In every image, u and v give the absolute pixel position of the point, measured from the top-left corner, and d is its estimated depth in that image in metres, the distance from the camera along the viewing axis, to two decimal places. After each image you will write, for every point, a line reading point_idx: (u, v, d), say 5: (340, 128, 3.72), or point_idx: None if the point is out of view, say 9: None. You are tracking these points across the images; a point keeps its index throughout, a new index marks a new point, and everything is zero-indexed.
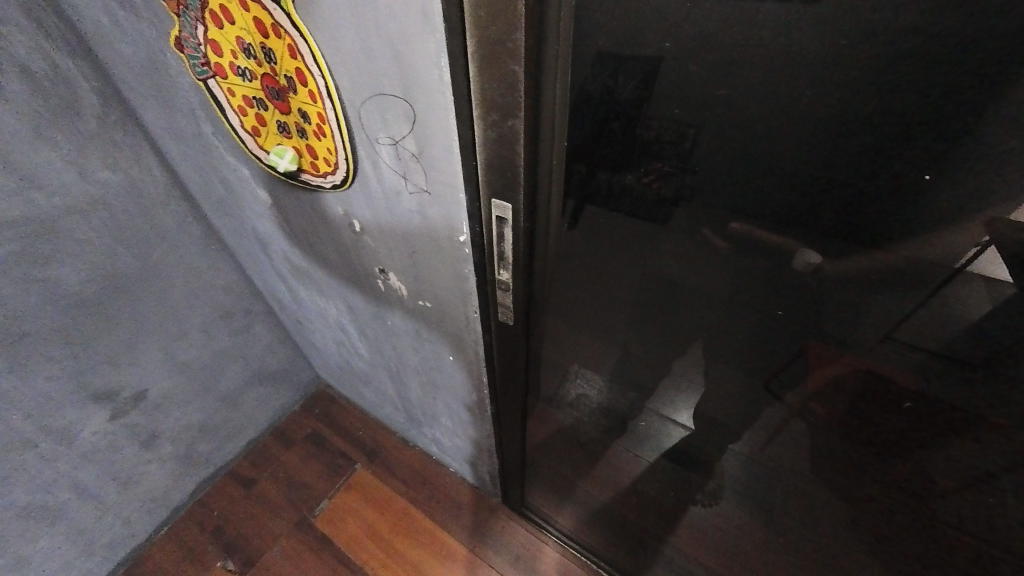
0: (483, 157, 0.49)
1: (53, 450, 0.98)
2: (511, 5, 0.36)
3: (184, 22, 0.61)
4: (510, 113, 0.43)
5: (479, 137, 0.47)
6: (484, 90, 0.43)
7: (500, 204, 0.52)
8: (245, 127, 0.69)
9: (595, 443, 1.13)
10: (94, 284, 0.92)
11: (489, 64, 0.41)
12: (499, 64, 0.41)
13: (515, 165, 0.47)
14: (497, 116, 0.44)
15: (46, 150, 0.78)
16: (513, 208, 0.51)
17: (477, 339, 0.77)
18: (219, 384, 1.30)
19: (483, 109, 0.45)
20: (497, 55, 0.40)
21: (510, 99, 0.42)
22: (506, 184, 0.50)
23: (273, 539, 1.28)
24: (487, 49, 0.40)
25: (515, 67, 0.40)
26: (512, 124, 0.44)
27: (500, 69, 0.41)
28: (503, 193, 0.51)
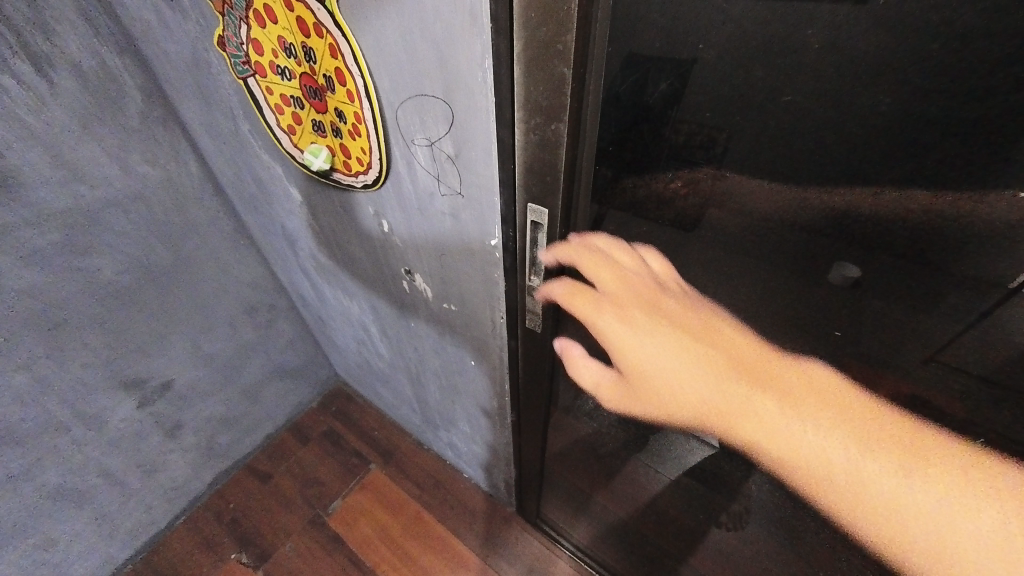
0: (522, 159, 0.48)
1: (84, 435, 1.01)
2: (565, 5, 0.36)
3: (229, 22, 0.62)
4: (554, 117, 0.43)
5: (520, 140, 0.46)
6: (529, 93, 0.43)
7: (536, 208, 0.51)
8: (281, 125, 0.71)
9: (613, 457, 1.03)
10: (130, 275, 0.95)
11: (537, 67, 0.40)
12: (547, 67, 0.40)
13: (554, 169, 0.46)
14: (540, 120, 0.44)
15: (91, 144, 0.81)
16: (549, 214, 0.51)
17: (503, 344, 0.76)
18: (242, 377, 1.32)
19: (527, 112, 0.44)
20: (546, 58, 0.39)
21: (555, 102, 0.42)
22: (545, 189, 0.49)
23: (286, 535, 1.29)
24: (537, 51, 0.40)
25: (564, 70, 0.39)
26: (555, 128, 0.43)
27: (548, 73, 0.40)
28: (540, 199, 0.50)
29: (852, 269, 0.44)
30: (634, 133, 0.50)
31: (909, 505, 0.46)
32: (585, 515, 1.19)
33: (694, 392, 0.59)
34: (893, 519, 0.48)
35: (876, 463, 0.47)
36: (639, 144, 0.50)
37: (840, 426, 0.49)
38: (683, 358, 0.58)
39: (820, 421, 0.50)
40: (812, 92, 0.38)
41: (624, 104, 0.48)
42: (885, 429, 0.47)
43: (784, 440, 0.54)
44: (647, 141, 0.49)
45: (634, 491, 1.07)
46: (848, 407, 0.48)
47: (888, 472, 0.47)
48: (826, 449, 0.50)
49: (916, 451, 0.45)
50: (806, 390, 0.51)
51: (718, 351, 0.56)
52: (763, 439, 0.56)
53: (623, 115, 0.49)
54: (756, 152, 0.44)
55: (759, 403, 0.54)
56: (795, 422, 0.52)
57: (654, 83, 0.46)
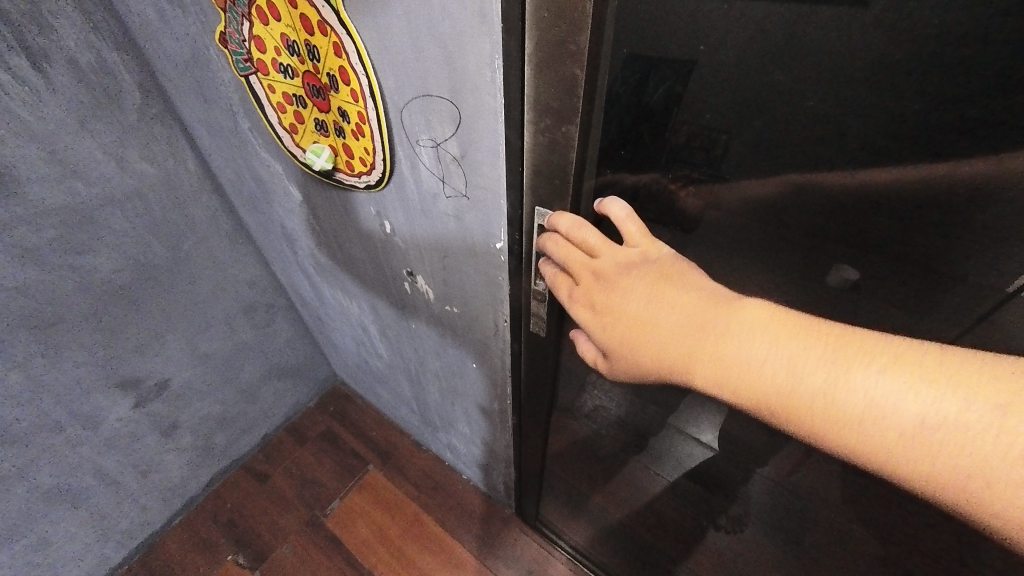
0: (530, 161, 0.47)
1: (78, 435, 1.00)
2: (579, 5, 0.35)
3: (230, 18, 0.61)
4: (564, 118, 0.42)
5: (528, 142, 0.46)
6: (539, 94, 0.42)
7: (544, 212, 0.51)
8: (283, 124, 0.70)
9: (612, 459, 1.08)
10: (127, 274, 0.94)
11: (548, 68, 0.40)
12: (558, 68, 0.39)
13: (564, 171, 0.46)
14: (550, 122, 0.43)
15: (88, 140, 0.80)
16: None
17: (506, 347, 0.75)
18: (239, 377, 1.31)
19: (536, 113, 0.43)
20: (558, 59, 0.39)
21: (566, 104, 0.41)
22: (555, 193, 0.49)
23: (284, 536, 1.28)
24: (548, 52, 0.39)
25: (576, 71, 0.39)
26: (566, 130, 0.43)
27: (558, 73, 0.40)
28: (548, 201, 0.50)
29: (851, 271, 0.50)
30: (633, 135, 0.48)
31: (951, 431, 0.29)
32: (584, 516, 1.19)
33: (652, 326, 0.41)
34: (963, 464, 0.29)
35: (864, 382, 0.32)
36: (640, 147, 0.48)
37: (787, 340, 0.36)
38: (623, 287, 0.43)
39: (770, 334, 0.36)
40: (843, 105, 0.39)
41: (625, 106, 0.45)
42: (851, 339, 0.34)
43: (750, 378, 0.36)
44: (649, 144, 0.48)
45: (632, 492, 1.11)
46: (800, 322, 0.36)
47: (892, 389, 0.31)
48: (802, 378, 0.34)
49: (851, 347, 0.33)
50: (723, 316, 0.38)
51: (648, 276, 0.42)
52: (726, 380, 0.38)
53: (623, 118, 0.46)
54: (762, 154, 0.46)
55: (715, 333, 0.38)
56: (744, 350, 0.37)
57: (656, 85, 0.44)
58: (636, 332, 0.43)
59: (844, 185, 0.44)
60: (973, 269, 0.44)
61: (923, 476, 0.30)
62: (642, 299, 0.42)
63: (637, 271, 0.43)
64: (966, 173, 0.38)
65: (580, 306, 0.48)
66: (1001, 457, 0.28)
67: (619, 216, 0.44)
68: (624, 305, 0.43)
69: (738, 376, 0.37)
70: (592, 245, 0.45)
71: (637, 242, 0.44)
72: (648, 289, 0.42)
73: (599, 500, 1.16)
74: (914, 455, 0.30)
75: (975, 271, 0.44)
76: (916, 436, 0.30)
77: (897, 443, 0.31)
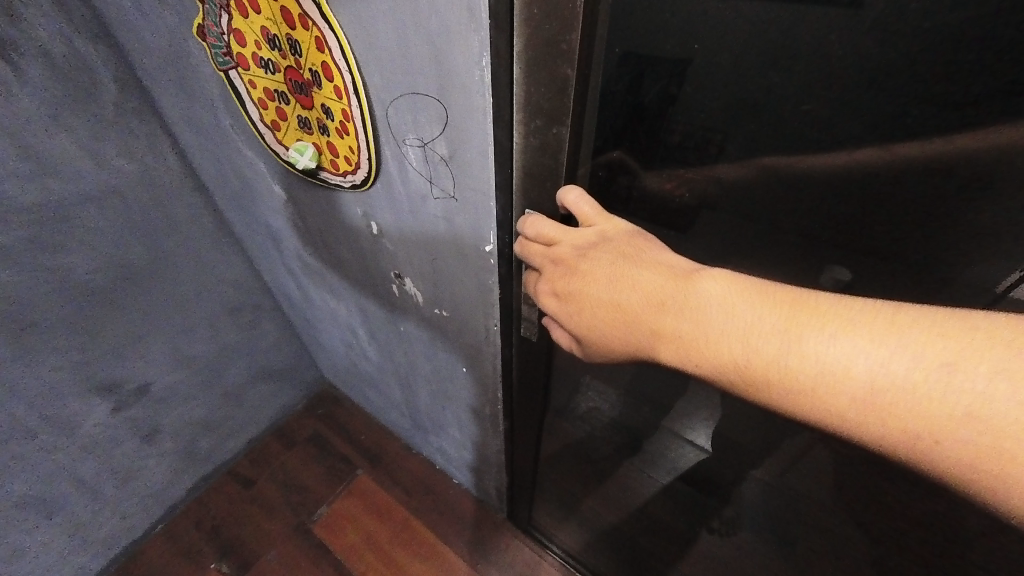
0: (520, 163, 0.46)
1: (53, 441, 0.97)
2: (568, 3, 0.34)
3: (209, 10, 0.59)
4: (556, 120, 0.41)
5: (518, 143, 0.44)
6: (529, 94, 0.41)
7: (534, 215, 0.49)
8: (265, 120, 0.67)
9: (606, 460, 1.09)
10: (104, 275, 0.90)
11: (538, 68, 0.39)
12: (549, 67, 0.38)
13: (555, 173, 0.45)
14: (541, 123, 0.42)
15: (63, 136, 0.77)
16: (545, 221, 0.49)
17: (496, 352, 0.74)
18: (224, 380, 1.28)
19: (527, 114, 0.42)
20: (548, 59, 0.38)
21: (557, 105, 0.40)
22: (548, 196, 0.48)
23: (269, 543, 1.26)
24: (538, 51, 0.38)
25: (568, 70, 0.38)
26: (557, 131, 0.42)
27: (549, 73, 0.39)
28: (539, 204, 0.48)
29: (843, 271, 0.50)
30: (627, 133, 0.48)
31: (901, 391, 0.29)
32: (574, 520, 1.18)
33: (614, 306, 0.41)
34: (915, 422, 0.29)
35: (821, 350, 0.31)
36: (635, 144, 0.48)
37: (745, 312, 0.35)
38: (581, 268, 0.42)
39: (727, 306, 0.35)
40: (838, 110, 0.38)
41: (618, 105, 0.46)
42: (805, 304, 0.33)
43: (710, 351, 0.36)
44: (642, 140, 0.48)
45: (627, 496, 1.12)
46: (756, 289, 0.35)
47: (845, 355, 0.31)
48: (759, 351, 0.34)
49: (806, 313, 0.33)
50: (681, 288, 0.37)
51: (609, 255, 0.41)
52: (689, 354, 0.37)
53: (617, 116, 0.46)
54: (754, 156, 0.44)
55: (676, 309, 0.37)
56: (702, 324, 0.36)
57: (650, 83, 0.44)
58: (600, 313, 0.42)
59: (820, 171, 0.43)
60: (972, 270, 0.43)
61: (877, 436, 0.31)
62: (601, 277, 0.41)
63: (596, 249, 0.42)
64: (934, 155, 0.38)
65: (546, 293, 0.47)
66: (947, 410, 0.28)
67: (571, 202, 0.44)
68: (586, 288, 0.42)
69: (698, 350, 0.36)
70: (550, 235, 0.45)
71: (592, 222, 0.43)
72: (608, 267, 0.40)
73: (592, 502, 1.16)
74: (869, 418, 0.30)
75: (973, 273, 0.43)
76: (870, 399, 0.30)
77: (852, 407, 0.31)
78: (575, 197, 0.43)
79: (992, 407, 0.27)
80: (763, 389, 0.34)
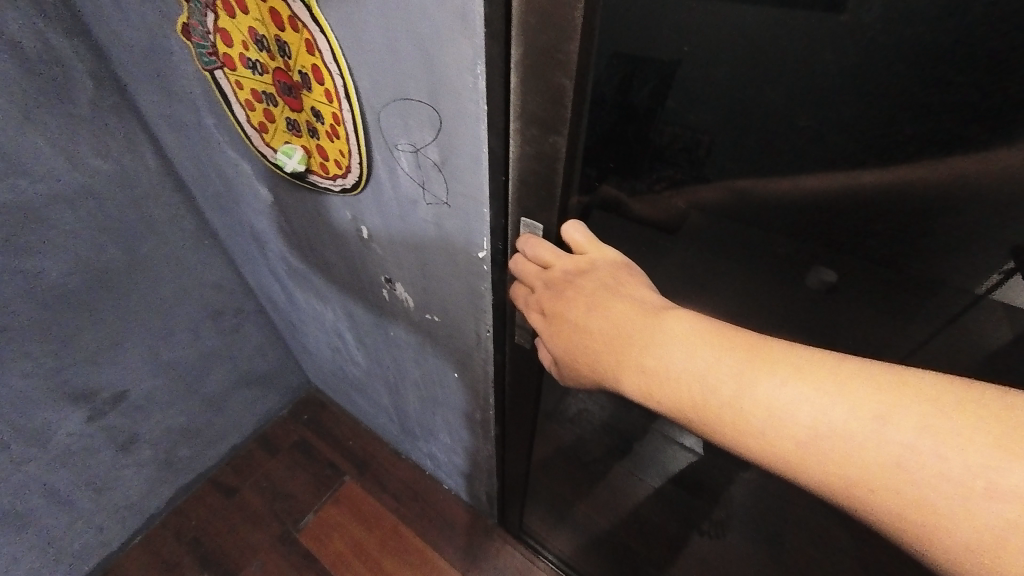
0: (516, 171, 0.46)
1: (24, 453, 0.93)
2: (565, 14, 0.33)
3: (194, 9, 0.57)
4: (551, 129, 0.41)
5: (514, 150, 0.45)
6: (525, 103, 0.41)
7: (530, 223, 0.50)
8: (251, 122, 0.66)
9: (597, 464, 1.14)
10: (79, 278, 0.87)
11: (534, 76, 0.38)
12: (545, 76, 0.38)
13: (550, 182, 0.45)
14: (537, 132, 0.42)
15: (34, 135, 0.74)
16: (543, 229, 0.49)
17: (487, 357, 0.73)
18: (205, 386, 1.24)
19: (523, 122, 0.42)
20: (544, 68, 0.37)
21: (553, 114, 0.40)
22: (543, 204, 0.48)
23: (253, 553, 1.23)
24: (535, 60, 0.37)
25: (564, 80, 0.37)
26: (553, 140, 0.42)
27: (545, 82, 0.38)
28: (535, 213, 0.49)
29: (831, 273, 0.51)
30: (616, 136, 0.45)
31: (838, 437, 0.30)
32: (566, 525, 1.14)
33: (584, 333, 0.41)
34: (854, 469, 0.29)
35: (770, 392, 0.32)
36: (623, 148, 0.47)
37: (702, 351, 0.35)
38: (566, 293, 0.43)
39: (686, 344, 0.36)
40: (825, 122, 0.39)
41: (607, 107, 0.42)
42: (759, 349, 0.34)
43: (665, 388, 0.36)
44: (630, 143, 0.46)
45: (617, 499, 1.12)
46: (715, 331, 0.36)
47: (794, 400, 0.31)
48: (714, 389, 0.34)
49: (759, 357, 0.34)
50: (644, 324, 0.38)
51: (591, 282, 0.42)
52: (646, 389, 0.37)
53: (606, 119, 0.44)
54: (745, 160, 0.45)
55: (637, 343, 0.38)
56: (661, 360, 0.36)
57: (640, 86, 0.42)
58: (572, 338, 0.42)
59: (783, 194, 0.47)
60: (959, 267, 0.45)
61: (818, 483, 0.31)
62: (580, 302, 0.42)
63: (583, 277, 0.43)
64: (875, 184, 0.41)
65: (531, 311, 0.48)
66: (880, 460, 0.29)
67: (569, 232, 0.45)
68: (566, 312, 0.43)
69: (655, 386, 0.37)
70: (544, 258, 0.47)
71: (584, 249, 0.44)
72: (588, 295, 0.42)
73: (584, 507, 1.14)
74: (811, 463, 0.31)
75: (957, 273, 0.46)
76: (814, 444, 0.30)
77: (795, 451, 0.31)
78: (570, 227, 0.45)
79: (919, 457, 0.28)
80: (717, 428, 0.34)
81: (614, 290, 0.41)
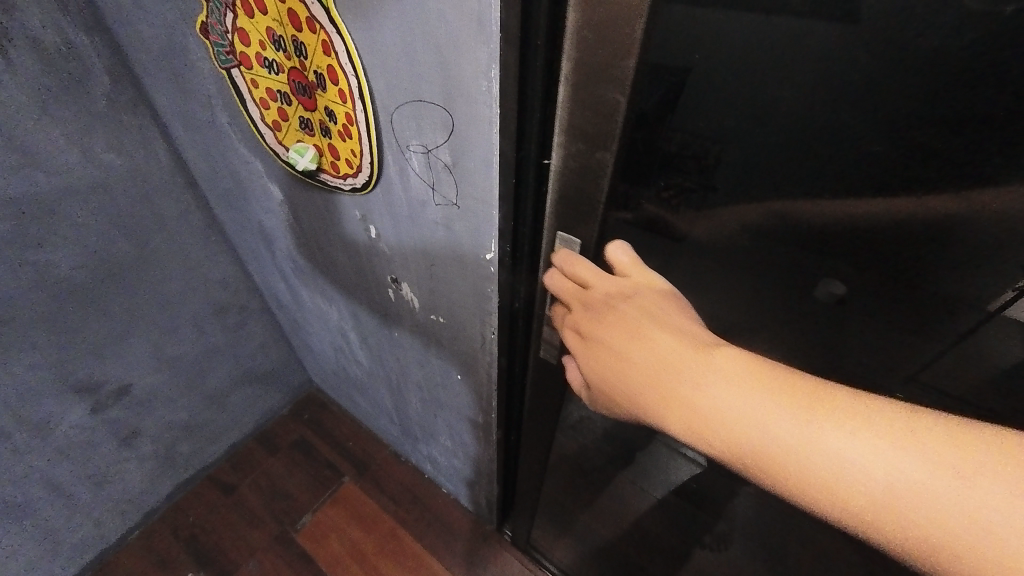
0: (556, 184, 0.47)
1: (26, 444, 0.93)
2: (624, 31, 0.34)
3: (213, 8, 0.58)
4: (600, 145, 0.41)
5: (557, 164, 0.46)
6: (573, 117, 0.42)
7: (566, 238, 0.50)
8: (265, 120, 0.66)
9: (598, 473, 1.12)
10: (89, 270, 0.88)
11: (585, 91, 0.39)
12: (598, 91, 0.38)
13: (591, 196, 0.45)
14: (583, 146, 0.43)
15: (51, 128, 0.75)
16: (580, 244, 0.50)
17: (491, 360, 0.73)
18: (207, 382, 1.25)
19: (569, 136, 0.43)
20: (596, 83, 0.38)
21: (603, 129, 0.40)
22: (575, 218, 0.48)
23: (250, 552, 1.22)
24: (587, 75, 0.38)
25: (618, 96, 0.38)
26: (600, 156, 0.42)
27: (597, 96, 0.39)
28: (572, 228, 0.49)
29: (840, 286, 0.52)
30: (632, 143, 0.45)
31: (909, 498, 0.28)
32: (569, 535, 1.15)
33: (627, 364, 0.40)
34: (925, 532, 0.28)
35: (832, 443, 0.31)
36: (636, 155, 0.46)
37: (757, 392, 0.34)
38: (607, 320, 0.43)
39: (739, 385, 0.35)
40: (850, 134, 0.40)
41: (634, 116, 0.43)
42: (803, 389, 0.33)
43: (715, 428, 0.35)
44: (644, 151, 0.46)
45: (618, 508, 1.12)
46: (767, 371, 0.35)
47: (859, 453, 0.30)
48: (770, 435, 0.33)
49: (821, 405, 0.32)
50: (693, 359, 0.37)
51: (635, 311, 0.41)
52: (694, 428, 0.36)
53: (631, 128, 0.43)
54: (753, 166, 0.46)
55: (686, 379, 0.37)
56: (712, 399, 0.35)
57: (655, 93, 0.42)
58: (614, 368, 0.41)
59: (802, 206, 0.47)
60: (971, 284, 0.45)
61: (880, 536, 0.30)
62: (621, 331, 0.41)
63: (626, 304, 0.42)
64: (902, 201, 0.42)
65: (567, 330, 0.48)
66: (960, 527, 0.27)
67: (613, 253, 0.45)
68: (606, 339, 0.42)
69: (699, 424, 0.36)
70: (584, 278, 0.47)
71: (628, 272, 0.45)
72: (631, 324, 0.41)
73: (585, 517, 1.14)
74: (876, 520, 0.29)
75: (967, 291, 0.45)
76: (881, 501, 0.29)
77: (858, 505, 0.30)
78: (615, 248, 0.45)
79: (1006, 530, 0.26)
80: (770, 473, 0.33)
81: (659, 321, 0.40)
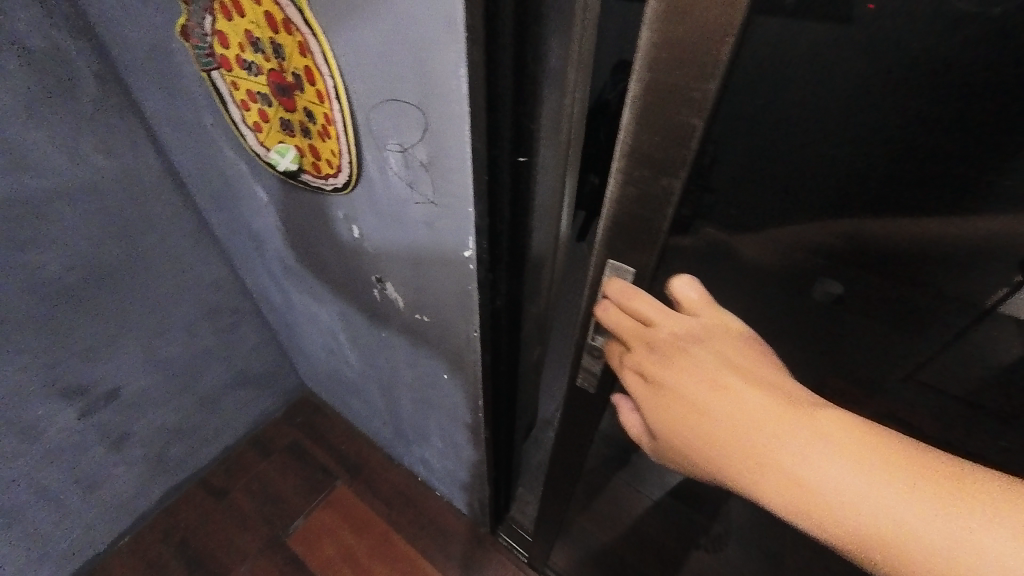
0: (612, 210, 0.44)
1: (14, 448, 0.92)
2: (711, 52, 0.31)
3: (194, 11, 0.56)
4: (667, 170, 0.38)
5: (615, 189, 0.43)
6: (639, 143, 0.38)
7: (618, 266, 0.48)
8: (247, 122, 0.66)
9: (595, 474, 1.15)
10: (79, 273, 0.88)
11: (654, 114, 0.36)
12: (674, 116, 0.35)
13: (652, 223, 0.43)
14: (648, 173, 0.40)
15: (38, 131, 0.74)
16: (635, 271, 0.47)
17: (478, 360, 0.72)
18: (199, 385, 1.24)
19: (631, 162, 0.40)
20: (670, 106, 0.35)
21: (672, 156, 0.37)
22: (629, 242, 0.46)
23: (241, 556, 1.22)
24: (660, 96, 0.35)
25: (695, 120, 0.35)
26: (667, 182, 0.39)
27: (670, 121, 0.36)
28: (622, 253, 0.47)
29: None
30: None
31: None
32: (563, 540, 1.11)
33: (703, 415, 0.38)
34: None
35: (960, 529, 0.28)
36: None
37: (862, 459, 0.31)
38: (678, 365, 0.40)
39: (843, 450, 0.32)
40: None
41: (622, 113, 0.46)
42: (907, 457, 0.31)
43: (811, 494, 0.32)
44: None
45: (615, 511, 1.12)
46: (873, 436, 0.32)
47: (994, 546, 0.27)
48: (878, 509, 0.30)
49: (945, 483, 0.29)
50: (786, 416, 0.34)
51: (712, 359, 0.38)
52: (784, 492, 0.33)
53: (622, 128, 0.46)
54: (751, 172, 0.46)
55: (778, 437, 0.34)
56: (809, 461, 0.32)
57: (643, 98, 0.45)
58: (687, 417, 0.39)
59: None
60: None
61: None
62: (695, 378, 0.38)
63: (700, 348, 0.39)
64: None
65: (626, 370, 0.45)
66: None
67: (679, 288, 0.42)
68: (677, 386, 0.39)
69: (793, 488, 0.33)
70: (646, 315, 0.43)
71: (698, 310, 0.41)
72: (708, 373, 0.38)
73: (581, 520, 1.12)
74: None
75: None
76: None
77: None
78: (682, 283, 0.42)
79: None
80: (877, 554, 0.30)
81: (742, 370, 0.37)
